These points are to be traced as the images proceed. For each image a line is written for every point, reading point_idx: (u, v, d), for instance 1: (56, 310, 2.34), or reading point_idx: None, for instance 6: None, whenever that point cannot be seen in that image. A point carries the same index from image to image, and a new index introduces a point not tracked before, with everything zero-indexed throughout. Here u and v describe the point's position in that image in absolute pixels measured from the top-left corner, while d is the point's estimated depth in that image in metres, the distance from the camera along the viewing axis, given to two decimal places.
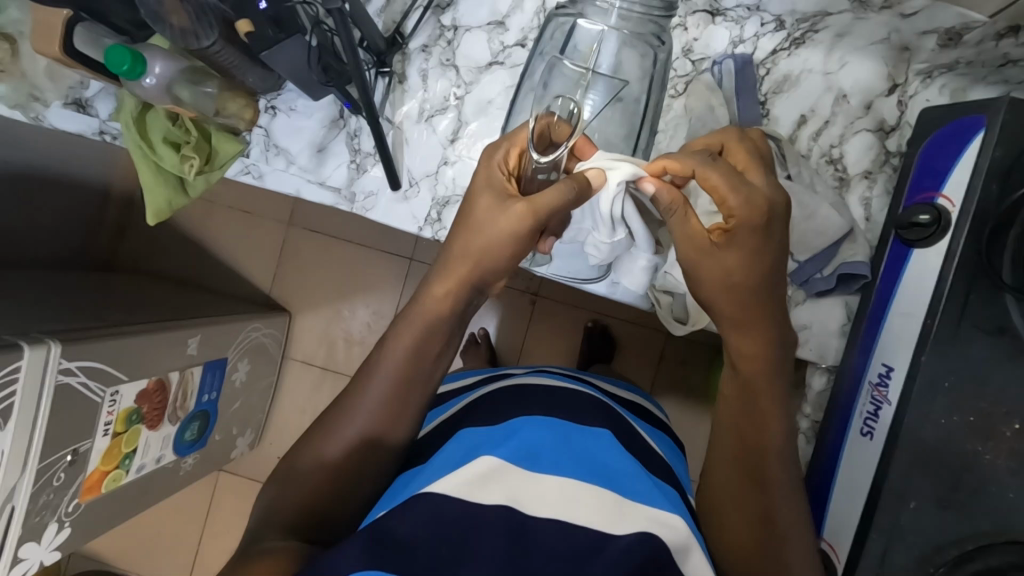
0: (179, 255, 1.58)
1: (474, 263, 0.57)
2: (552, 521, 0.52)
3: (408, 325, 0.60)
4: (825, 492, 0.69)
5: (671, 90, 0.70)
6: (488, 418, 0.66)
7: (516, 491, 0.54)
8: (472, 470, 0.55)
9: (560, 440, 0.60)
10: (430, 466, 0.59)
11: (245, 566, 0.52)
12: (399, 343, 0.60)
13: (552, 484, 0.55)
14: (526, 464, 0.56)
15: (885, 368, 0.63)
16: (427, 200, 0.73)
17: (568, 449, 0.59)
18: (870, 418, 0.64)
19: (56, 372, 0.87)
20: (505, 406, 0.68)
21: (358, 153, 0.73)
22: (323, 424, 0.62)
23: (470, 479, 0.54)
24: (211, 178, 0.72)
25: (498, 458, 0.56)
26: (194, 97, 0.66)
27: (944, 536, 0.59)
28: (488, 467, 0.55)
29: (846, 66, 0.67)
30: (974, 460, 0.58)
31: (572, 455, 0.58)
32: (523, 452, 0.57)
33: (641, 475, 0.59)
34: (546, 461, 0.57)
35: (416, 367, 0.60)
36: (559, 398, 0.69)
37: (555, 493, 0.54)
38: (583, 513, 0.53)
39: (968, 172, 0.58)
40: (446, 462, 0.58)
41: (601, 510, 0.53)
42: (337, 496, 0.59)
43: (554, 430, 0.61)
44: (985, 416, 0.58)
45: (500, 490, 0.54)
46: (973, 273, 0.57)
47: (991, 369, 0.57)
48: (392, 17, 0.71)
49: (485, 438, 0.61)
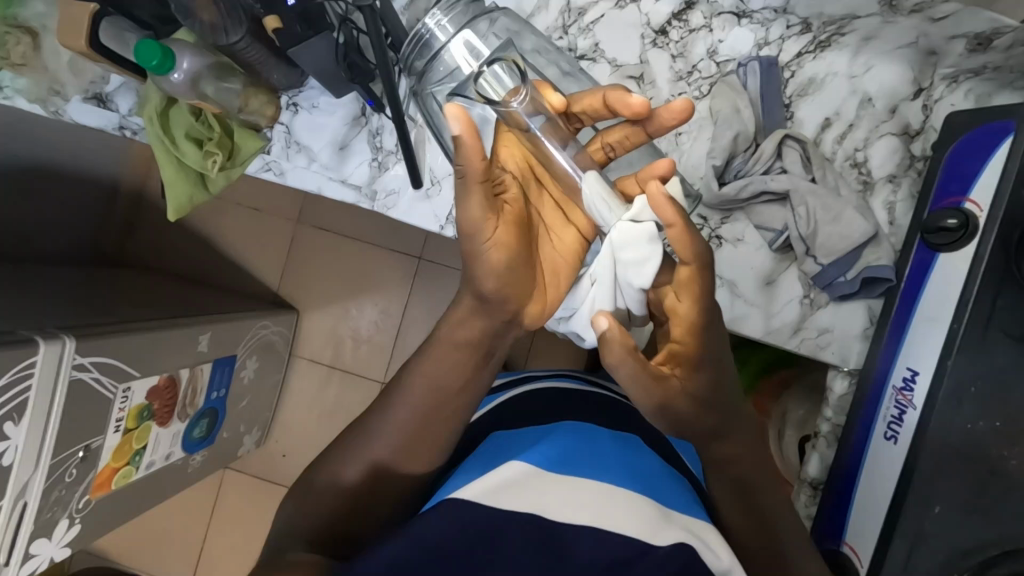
0: (186, 251, 1.58)
1: (481, 303, 0.57)
2: (581, 528, 0.51)
3: (430, 369, 0.59)
4: (847, 496, 0.69)
5: (695, 91, 0.70)
6: (515, 419, 0.67)
7: (543, 499, 0.53)
8: (502, 472, 0.55)
9: (590, 447, 0.60)
10: (460, 472, 0.58)
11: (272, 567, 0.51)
12: (418, 377, 0.59)
13: (584, 489, 0.54)
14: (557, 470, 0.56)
15: (909, 372, 0.63)
16: (449, 198, 0.73)
17: (592, 458, 0.58)
18: (894, 422, 0.64)
19: (71, 367, 0.87)
20: (528, 415, 0.67)
21: (380, 151, 0.73)
22: (353, 437, 0.61)
23: (498, 482, 0.54)
24: (232, 174, 0.72)
25: (530, 465, 0.55)
26: (218, 92, 0.66)
27: (969, 543, 0.58)
28: (517, 472, 0.55)
29: (871, 70, 0.67)
30: (999, 466, 0.57)
31: (593, 461, 0.58)
32: (554, 459, 0.57)
33: (669, 484, 0.59)
34: (575, 466, 0.57)
35: (439, 395, 0.59)
36: (583, 406, 0.69)
37: (585, 501, 0.53)
38: (618, 519, 0.52)
39: (996, 175, 0.58)
40: (478, 467, 0.57)
41: (640, 518, 0.52)
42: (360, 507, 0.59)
43: (581, 438, 0.61)
44: (1011, 422, 0.57)
45: (527, 495, 0.53)
46: (999, 276, 0.57)
47: (1018, 376, 0.57)
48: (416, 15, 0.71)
49: (515, 446, 0.60)
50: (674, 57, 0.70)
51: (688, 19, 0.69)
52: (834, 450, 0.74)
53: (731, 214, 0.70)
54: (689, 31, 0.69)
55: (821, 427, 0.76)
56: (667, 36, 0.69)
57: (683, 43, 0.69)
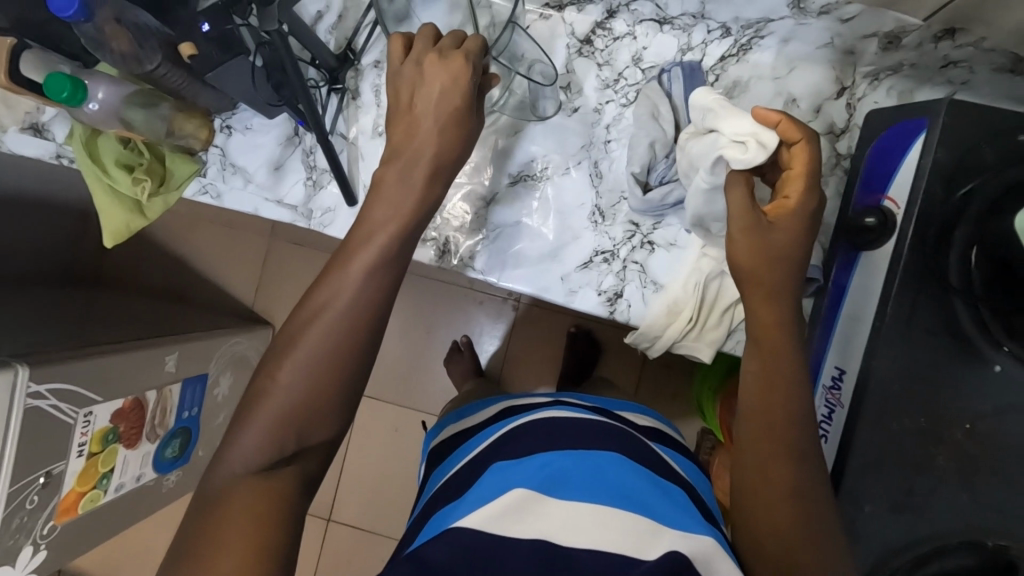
0: (160, 271, 1.58)
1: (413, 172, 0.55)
2: (580, 548, 0.47)
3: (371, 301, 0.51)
4: None
5: (622, 99, 0.70)
6: (513, 441, 0.63)
7: (547, 524, 0.49)
8: (502, 498, 0.51)
9: (594, 463, 0.57)
10: (465, 500, 0.55)
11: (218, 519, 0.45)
12: (348, 298, 0.51)
13: (575, 509, 0.51)
14: (552, 492, 0.53)
15: (837, 371, 0.63)
16: None
17: (588, 476, 0.55)
18: (824, 421, 0.65)
19: (25, 395, 0.87)
20: (536, 425, 0.64)
21: (313, 170, 0.73)
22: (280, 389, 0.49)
23: (501, 509, 0.50)
24: (169, 199, 0.72)
25: (529, 488, 0.53)
26: (147, 119, 0.66)
27: (900, 540, 0.59)
28: (513, 500, 0.51)
29: (795, 71, 0.68)
30: (929, 463, 0.58)
31: (585, 479, 0.55)
32: (547, 477, 0.55)
33: (660, 493, 0.55)
34: (566, 486, 0.54)
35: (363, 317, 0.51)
36: (585, 421, 0.65)
37: (579, 520, 0.50)
38: (610, 536, 0.49)
39: (912, 172, 0.59)
40: (487, 489, 0.54)
41: (631, 531, 0.49)
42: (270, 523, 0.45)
43: (576, 457, 0.58)
44: (936, 419, 0.58)
45: (532, 525, 0.49)
46: (919, 276, 0.58)
47: (941, 373, 0.58)
48: (344, 34, 0.72)
49: (518, 467, 0.56)
50: (600, 66, 0.70)
51: (611, 28, 0.69)
52: None
53: (662, 218, 0.70)
54: (613, 39, 0.70)
55: None
56: (593, 46, 0.70)
57: (608, 52, 0.70)
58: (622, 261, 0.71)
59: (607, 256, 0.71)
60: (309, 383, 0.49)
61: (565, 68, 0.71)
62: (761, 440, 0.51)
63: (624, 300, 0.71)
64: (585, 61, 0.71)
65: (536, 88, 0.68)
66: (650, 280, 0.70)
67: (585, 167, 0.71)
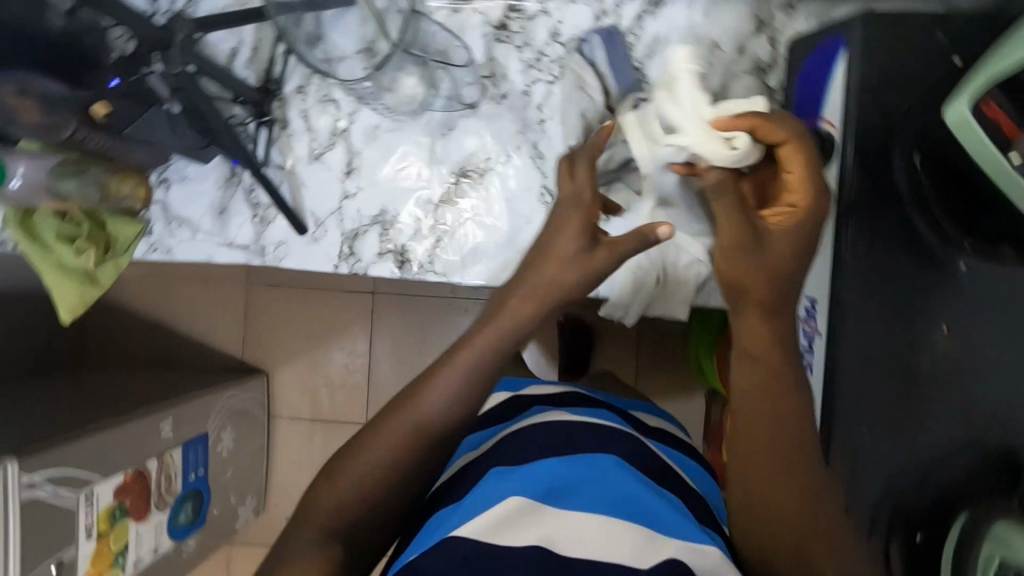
0: (144, 340, 1.57)
1: None
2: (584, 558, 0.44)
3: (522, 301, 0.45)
4: None
5: (549, 76, 0.70)
6: (508, 439, 0.57)
7: (550, 531, 0.45)
8: (496, 507, 0.46)
9: (593, 469, 0.50)
10: (454, 511, 0.49)
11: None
12: None
13: (575, 521, 0.46)
14: (553, 500, 0.47)
15: (810, 300, 0.63)
16: (337, 237, 0.72)
17: (589, 484, 0.49)
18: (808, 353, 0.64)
19: (20, 487, 0.86)
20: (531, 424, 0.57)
21: (258, 206, 0.73)
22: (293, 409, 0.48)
23: (497, 517, 0.46)
24: (118, 264, 0.71)
25: (528, 496, 0.47)
26: (79, 188, 0.65)
27: (905, 458, 0.58)
28: (512, 506, 0.46)
29: (711, 16, 0.68)
30: (916, 375, 0.58)
31: (581, 484, 0.49)
32: (546, 485, 0.48)
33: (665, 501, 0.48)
34: (569, 495, 0.48)
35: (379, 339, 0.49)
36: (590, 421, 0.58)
37: (584, 533, 0.45)
38: (612, 549, 0.44)
39: (842, 91, 0.58)
40: (482, 497, 0.48)
41: (634, 542, 0.45)
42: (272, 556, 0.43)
43: (576, 458, 0.51)
44: (914, 329, 0.58)
45: (530, 530, 0.45)
46: (868, 192, 0.58)
47: (909, 283, 0.58)
48: (261, 66, 0.72)
49: (509, 475, 0.50)
50: (520, 49, 0.70)
51: (523, 9, 0.69)
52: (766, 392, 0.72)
53: (610, 186, 0.70)
54: (528, 19, 0.69)
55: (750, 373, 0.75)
56: (509, 30, 0.70)
57: (525, 33, 0.70)
58: None
59: None
60: None
61: (485, 57, 0.70)
62: (759, 468, 0.40)
63: None
64: (505, 46, 0.70)
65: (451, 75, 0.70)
66: None
67: (525, 151, 0.70)
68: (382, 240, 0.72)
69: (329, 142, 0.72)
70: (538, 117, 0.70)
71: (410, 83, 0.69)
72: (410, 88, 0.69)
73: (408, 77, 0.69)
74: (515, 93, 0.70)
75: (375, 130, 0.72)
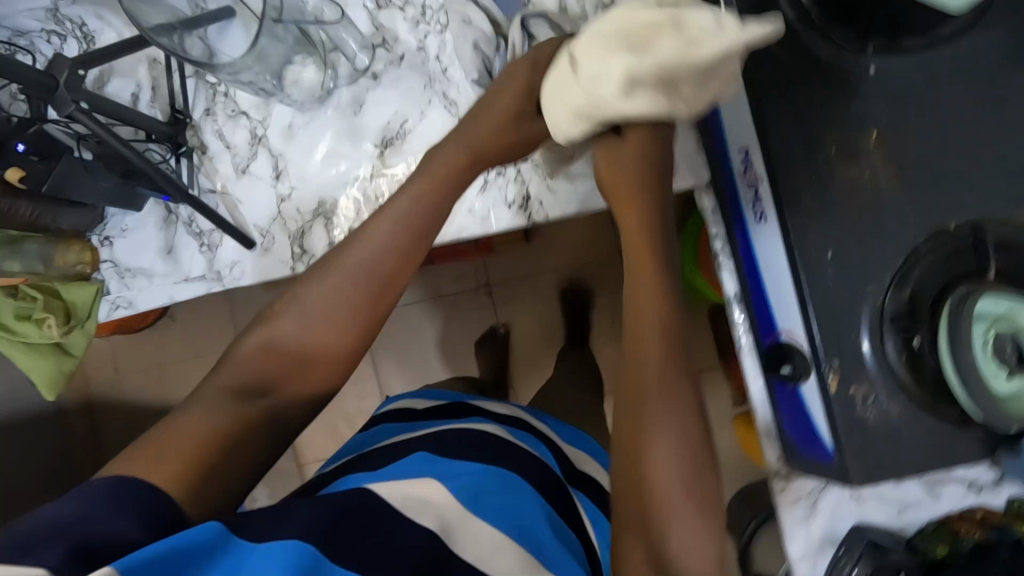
0: None
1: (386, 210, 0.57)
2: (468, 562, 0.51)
3: (423, 183, 0.59)
4: (760, 291, 0.65)
5: (437, 26, 0.70)
6: (449, 445, 0.65)
7: (457, 529, 0.53)
8: (416, 491, 0.55)
9: (512, 498, 0.60)
10: (365, 477, 0.58)
11: (156, 444, 0.48)
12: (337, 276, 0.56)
13: (483, 527, 0.55)
14: (471, 504, 0.56)
15: (743, 152, 0.62)
16: (285, 240, 0.73)
17: (504, 507, 0.58)
18: (755, 202, 0.62)
19: None
20: (470, 434, 0.68)
21: (202, 235, 0.73)
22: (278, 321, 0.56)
23: (415, 500, 0.54)
24: (83, 329, 0.73)
25: (453, 494, 0.56)
26: (24, 263, 0.68)
27: (880, 270, 0.58)
28: (433, 493, 0.55)
29: None
30: (861, 188, 0.59)
31: (493, 501, 0.58)
32: (469, 493, 0.57)
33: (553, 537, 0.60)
34: (490, 509, 0.57)
35: (366, 273, 0.55)
36: (514, 443, 0.69)
37: (489, 543, 0.54)
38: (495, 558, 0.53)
39: None
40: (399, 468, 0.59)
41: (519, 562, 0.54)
42: (204, 451, 0.49)
43: (494, 477, 0.61)
44: (845, 145, 0.59)
45: (434, 517, 0.53)
46: None
47: (826, 103, 0.59)
48: (165, 101, 0.73)
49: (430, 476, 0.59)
50: (403, 9, 0.70)
51: None
52: (733, 258, 0.68)
53: None
54: None
55: (714, 247, 0.69)
56: None
57: None
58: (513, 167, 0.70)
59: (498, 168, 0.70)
60: (291, 332, 0.55)
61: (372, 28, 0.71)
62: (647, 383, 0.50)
63: (534, 201, 0.71)
64: (389, 10, 0.71)
65: (342, 49, 0.72)
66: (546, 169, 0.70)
67: (437, 104, 0.71)
68: (328, 231, 0.73)
69: (246, 151, 0.73)
70: (439, 66, 0.71)
71: (310, 73, 0.71)
72: (307, 75, 0.71)
73: (302, 68, 0.70)
74: (411, 50, 0.71)
75: (290, 127, 0.72)
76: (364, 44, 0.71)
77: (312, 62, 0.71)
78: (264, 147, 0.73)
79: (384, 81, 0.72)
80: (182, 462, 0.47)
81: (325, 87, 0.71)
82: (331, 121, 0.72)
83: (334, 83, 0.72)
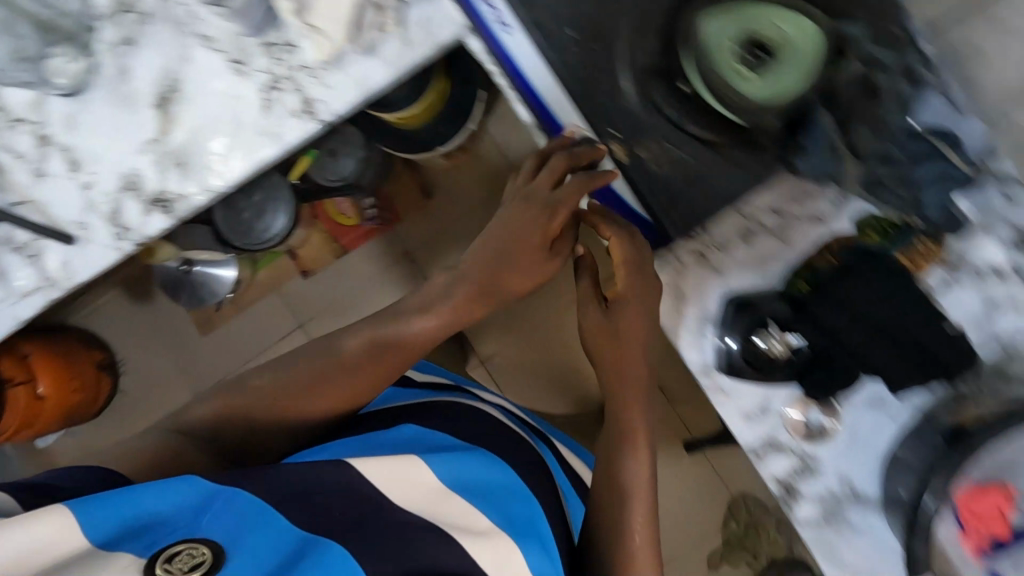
0: None
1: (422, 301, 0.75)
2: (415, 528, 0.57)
3: (454, 310, 0.73)
4: (533, 92, 0.75)
5: None
6: (433, 428, 0.74)
7: (397, 486, 0.61)
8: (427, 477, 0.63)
9: (490, 470, 0.69)
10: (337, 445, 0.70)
11: (114, 452, 0.67)
12: (354, 343, 0.73)
13: (471, 513, 0.62)
14: (459, 493, 0.64)
15: None
16: (103, 225, 0.74)
17: (499, 496, 0.67)
18: (496, 16, 0.70)
19: None
20: (490, 445, 0.74)
21: (23, 248, 0.74)
22: (294, 365, 0.74)
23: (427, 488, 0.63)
24: None
25: (447, 483, 0.64)
26: None
27: None
28: (429, 478, 0.63)
29: None
30: None
31: (487, 494, 0.66)
32: (458, 481, 0.65)
33: (525, 504, 0.67)
34: (486, 507, 0.64)
35: (375, 370, 0.73)
36: (508, 435, 0.78)
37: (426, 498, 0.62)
38: (468, 526, 0.60)
39: None
40: (383, 440, 0.70)
41: (495, 557, 0.58)
42: (146, 464, 0.65)
43: (526, 500, 0.68)
44: None
45: (397, 488, 0.61)
46: None
47: None
48: None
49: (469, 477, 0.66)
50: None
51: None
52: (501, 76, 0.77)
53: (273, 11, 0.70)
54: None
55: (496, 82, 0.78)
56: None
57: None
58: (286, 77, 0.71)
59: (273, 81, 0.71)
60: (309, 374, 0.73)
61: None
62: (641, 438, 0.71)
63: (318, 102, 0.72)
64: None
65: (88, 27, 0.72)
66: (313, 67, 0.71)
67: (195, 45, 0.72)
68: (139, 202, 0.73)
69: (35, 152, 0.74)
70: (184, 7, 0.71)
71: (66, 59, 0.71)
72: (62, 61, 0.71)
73: (57, 55, 0.71)
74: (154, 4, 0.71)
75: (68, 117, 0.73)
76: (108, 14, 0.72)
77: (65, 46, 0.72)
78: (50, 144, 0.73)
79: (139, 40, 0.72)
80: (142, 461, 0.65)
81: (84, 67, 0.72)
82: (105, 97, 0.73)
83: (91, 60, 0.72)
